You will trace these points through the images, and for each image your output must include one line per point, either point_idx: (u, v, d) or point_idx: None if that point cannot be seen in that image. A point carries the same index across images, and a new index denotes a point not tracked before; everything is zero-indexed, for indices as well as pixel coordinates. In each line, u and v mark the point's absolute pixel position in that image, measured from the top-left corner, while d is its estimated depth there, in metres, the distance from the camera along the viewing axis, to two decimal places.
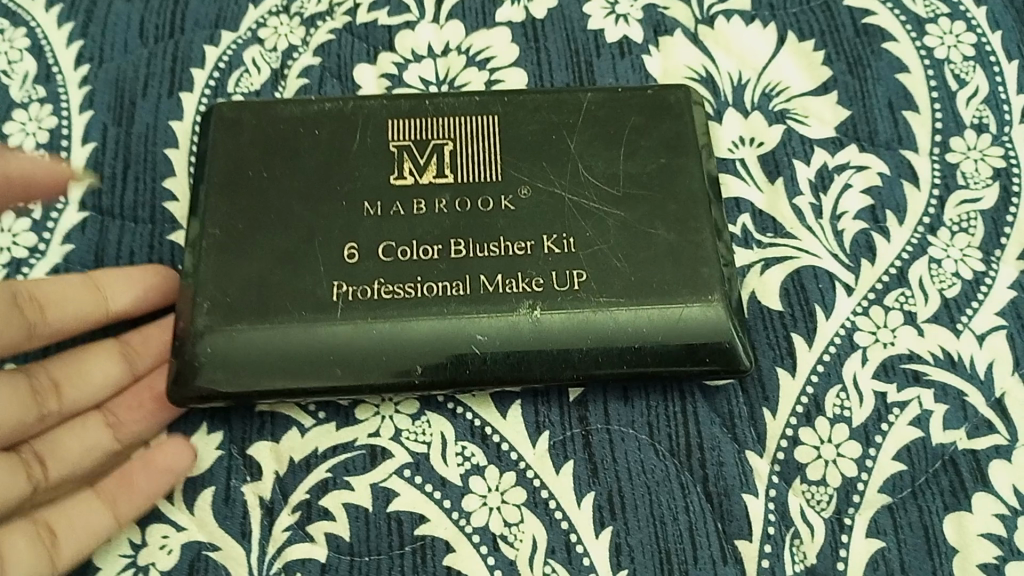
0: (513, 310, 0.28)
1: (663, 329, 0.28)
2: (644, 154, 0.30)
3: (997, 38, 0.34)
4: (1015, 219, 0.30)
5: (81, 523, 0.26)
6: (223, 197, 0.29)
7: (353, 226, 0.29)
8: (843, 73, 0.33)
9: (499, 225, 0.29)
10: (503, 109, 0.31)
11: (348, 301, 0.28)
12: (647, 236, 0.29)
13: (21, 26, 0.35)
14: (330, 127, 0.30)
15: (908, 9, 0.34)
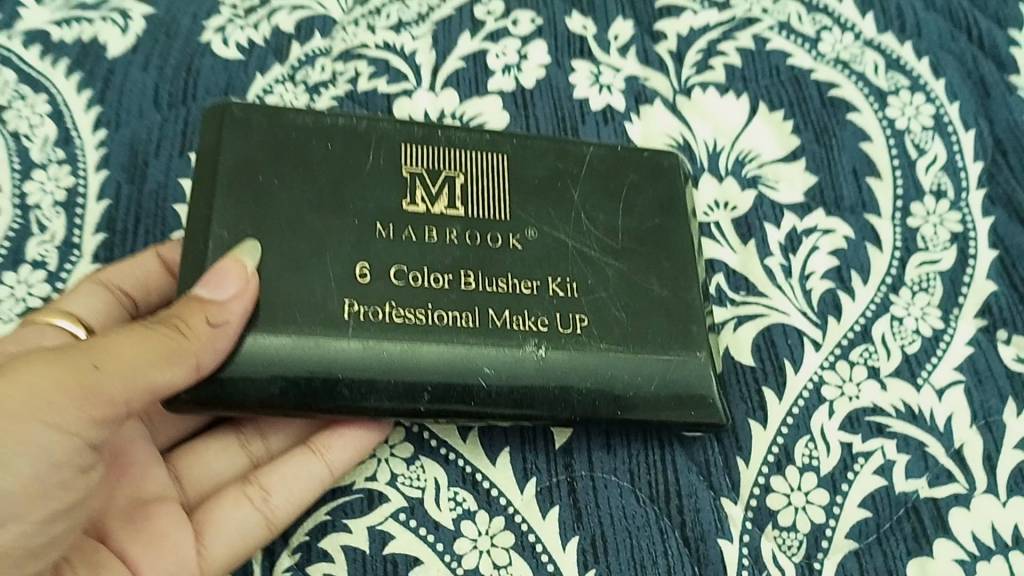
0: (519, 347, 0.29)
1: (656, 377, 0.29)
2: (643, 210, 0.32)
3: (954, 110, 0.36)
4: (972, 280, 0.33)
5: (300, 480, 0.29)
6: (230, 197, 0.29)
7: (364, 246, 0.29)
8: (811, 142, 0.35)
9: (506, 263, 0.30)
10: (513, 149, 0.32)
11: (359, 322, 0.28)
12: (643, 288, 0.31)
13: (42, 93, 0.37)
14: (342, 142, 0.31)
15: (871, 82, 0.37)
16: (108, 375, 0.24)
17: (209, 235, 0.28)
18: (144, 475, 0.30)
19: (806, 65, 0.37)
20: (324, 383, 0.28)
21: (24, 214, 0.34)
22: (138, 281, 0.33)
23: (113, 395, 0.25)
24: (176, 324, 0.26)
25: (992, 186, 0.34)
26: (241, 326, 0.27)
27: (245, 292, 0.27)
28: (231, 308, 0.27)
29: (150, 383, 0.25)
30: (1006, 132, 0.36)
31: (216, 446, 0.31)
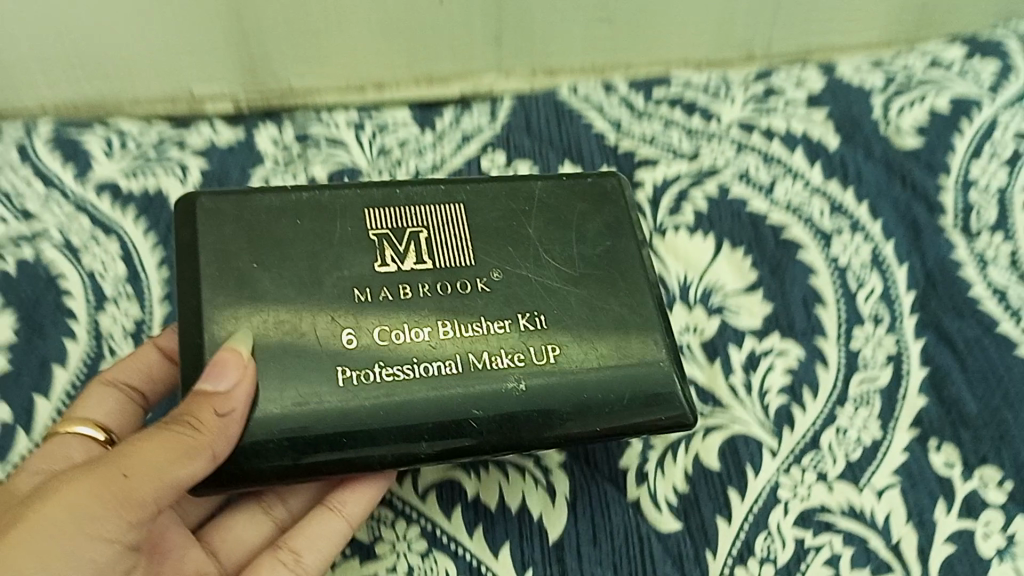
0: (499, 388, 0.33)
1: (626, 387, 0.34)
2: (594, 238, 0.36)
3: (888, 247, 0.42)
4: (906, 395, 0.38)
5: (325, 535, 0.34)
6: (219, 290, 0.33)
7: (348, 313, 0.33)
8: (767, 276, 0.42)
9: (476, 307, 0.34)
10: (466, 197, 0.36)
11: (357, 385, 0.32)
12: (603, 309, 0.35)
13: (113, 236, 0.44)
14: (309, 213, 0.34)
15: (817, 223, 0.43)
16: (136, 481, 0.29)
17: (203, 330, 0.32)
18: (180, 556, 0.34)
19: (762, 209, 0.44)
20: (328, 444, 0.31)
21: (99, 341, 0.41)
22: (143, 374, 0.38)
23: (145, 496, 0.29)
24: (189, 420, 0.30)
25: (923, 312, 0.40)
26: (246, 407, 0.31)
27: (243, 379, 0.31)
28: (234, 396, 0.30)
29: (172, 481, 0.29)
30: (935, 265, 0.42)
31: (241, 518, 0.36)
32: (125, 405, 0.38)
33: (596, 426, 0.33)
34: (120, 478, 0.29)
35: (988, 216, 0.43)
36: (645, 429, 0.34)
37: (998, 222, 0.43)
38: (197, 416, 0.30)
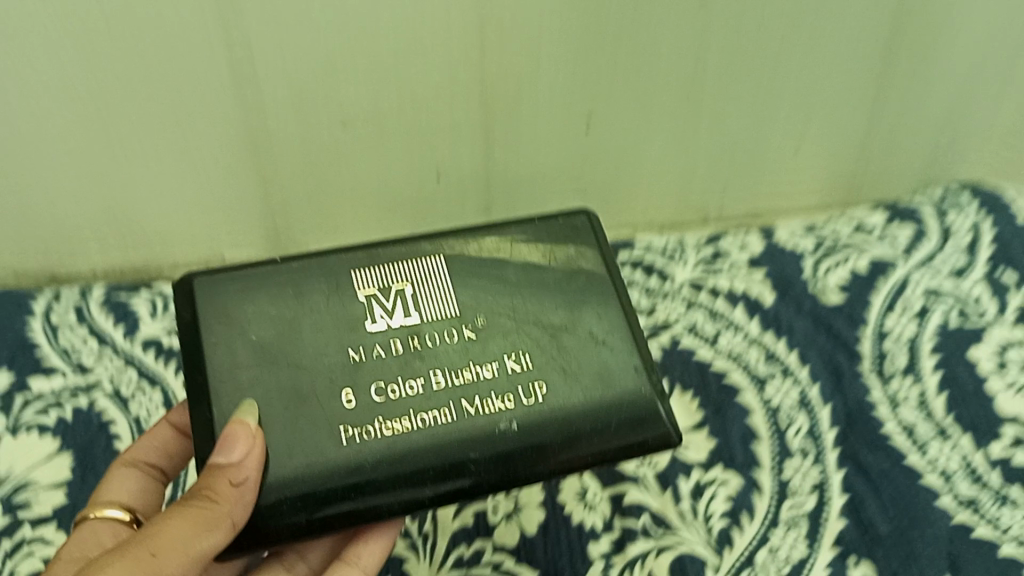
0: (492, 430, 0.34)
1: (615, 414, 0.35)
2: (569, 275, 0.37)
3: (814, 389, 0.49)
4: (828, 518, 0.45)
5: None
6: (224, 364, 0.34)
7: (346, 374, 0.34)
8: (710, 415, 0.49)
9: (465, 354, 0.35)
10: (446, 249, 0.37)
11: (360, 442, 0.34)
12: (587, 343, 0.36)
13: (155, 387, 0.52)
14: (302, 280, 0.36)
15: (753, 370, 0.51)
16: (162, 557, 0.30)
17: (214, 404, 0.34)
18: None
19: (707, 358, 0.51)
20: (335, 497, 0.33)
21: None
22: (161, 452, 0.43)
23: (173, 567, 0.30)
24: (206, 493, 0.32)
25: (843, 446, 0.47)
26: (258, 475, 0.33)
27: (252, 448, 0.32)
28: (245, 465, 0.32)
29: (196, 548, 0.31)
30: (854, 406, 0.49)
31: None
32: (150, 480, 0.42)
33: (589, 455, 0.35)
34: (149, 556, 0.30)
35: (899, 362, 0.51)
36: (634, 451, 0.36)
37: (908, 366, 0.51)
38: (214, 488, 0.32)
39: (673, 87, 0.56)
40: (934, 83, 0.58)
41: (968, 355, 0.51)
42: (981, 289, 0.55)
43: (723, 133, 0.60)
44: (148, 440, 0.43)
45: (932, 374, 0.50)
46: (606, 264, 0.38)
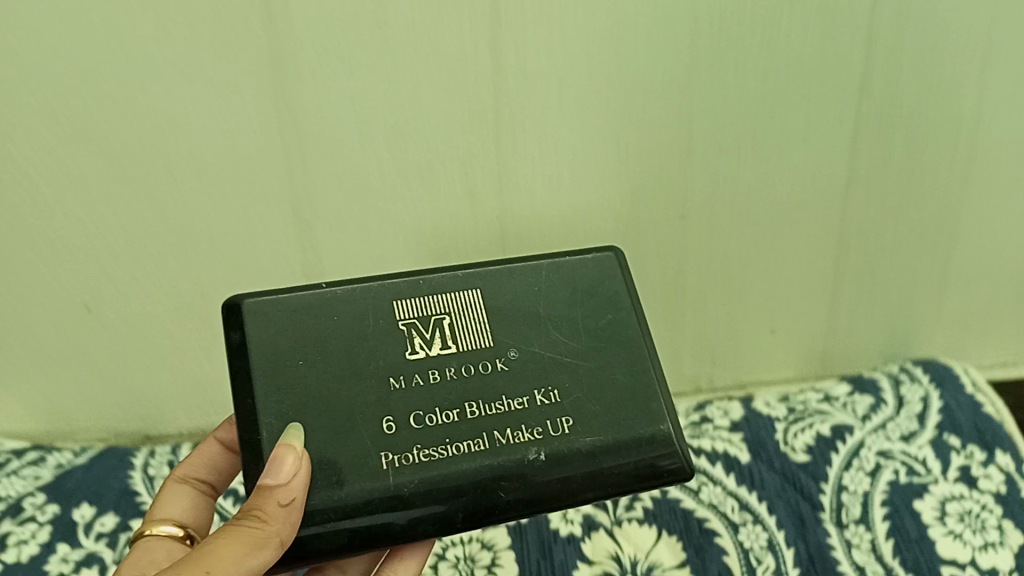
0: (522, 458, 0.39)
1: (632, 448, 0.40)
2: (595, 313, 0.42)
3: (780, 534, 0.59)
4: None
5: None
6: (271, 385, 0.38)
7: (385, 401, 0.39)
8: (692, 555, 0.58)
9: (498, 386, 0.40)
10: (482, 283, 0.42)
11: (397, 467, 0.37)
12: (608, 381, 0.41)
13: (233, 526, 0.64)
14: (344, 311, 0.40)
15: (729, 517, 0.60)
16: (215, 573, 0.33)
17: (261, 425, 0.37)
18: None
19: (691, 506, 0.61)
20: (370, 510, 0.37)
21: None
22: (208, 468, 0.49)
23: None
24: (257, 514, 0.35)
25: None
26: (302, 496, 0.36)
27: (298, 471, 0.36)
28: (291, 487, 0.36)
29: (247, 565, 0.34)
30: (815, 550, 0.58)
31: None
32: (199, 493, 0.48)
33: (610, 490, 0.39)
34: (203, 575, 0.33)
35: (854, 512, 0.60)
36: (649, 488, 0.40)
37: (861, 516, 0.60)
38: (264, 508, 0.35)
39: (669, 283, 0.72)
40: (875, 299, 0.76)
41: (913, 507, 0.60)
42: (928, 451, 0.65)
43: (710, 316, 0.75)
44: (198, 458, 0.49)
45: (882, 522, 0.60)
46: (625, 304, 0.43)
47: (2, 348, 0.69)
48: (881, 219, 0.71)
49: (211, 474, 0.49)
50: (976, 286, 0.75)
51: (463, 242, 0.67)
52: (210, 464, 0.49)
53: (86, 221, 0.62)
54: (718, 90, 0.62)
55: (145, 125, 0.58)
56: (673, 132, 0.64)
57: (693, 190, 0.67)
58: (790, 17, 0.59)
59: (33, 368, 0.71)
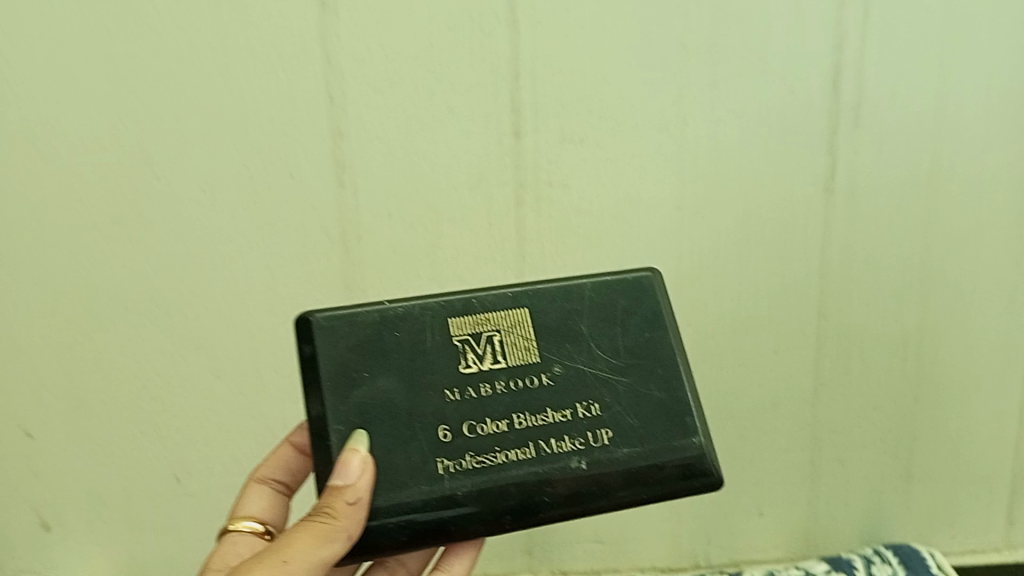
0: (565, 466, 0.46)
1: (668, 459, 0.47)
2: (634, 332, 0.49)
3: None
4: None
5: None
6: (340, 396, 0.45)
7: (441, 411, 0.46)
8: None
9: (543, 399, 0.47)
10: (529, 300, 0.48)
11: (451, 473, 0.45)
12: (645, 396, 0.48)
13: None
14: (405, 328, 0.47)
15: None
16: (292, 564, 0.41)
17: (331, 432, 0.45)
18: None
19: None
20: (429, 510, 0.45)
21: None
22: (284, 468, 0.59)
23: (301, 569, 0.41)
24: (327, 510, 0.43)
25: None
26: (367, 497, 0.44)
27: (363, 474, 0.44)
28: (358, 488, 0.43)
29: (320, 557, 0.41)
30: None
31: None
32: (276, 493, 0.59)
33: (648, 494, 0.47)
34: (281, 563, 0.41)
35: None
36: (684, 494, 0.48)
37: None
38: (333, 506, 0.43)
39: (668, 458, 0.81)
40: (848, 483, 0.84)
41: None
42: None
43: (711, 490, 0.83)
44: (273, 460, 0.59)
45: None
46: (667, 321, 0.50)
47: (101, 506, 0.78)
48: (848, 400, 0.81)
49: (288, 475, 0.59)
50: (944, 483, 0.85)
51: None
52: (285, 467, 0.59)
53: (187, 406, 0.76)
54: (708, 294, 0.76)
55: (245, 335, 0.74)
56: None
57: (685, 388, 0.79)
58: (758, 237, 0.75)
59: (117, 531, 0.79)
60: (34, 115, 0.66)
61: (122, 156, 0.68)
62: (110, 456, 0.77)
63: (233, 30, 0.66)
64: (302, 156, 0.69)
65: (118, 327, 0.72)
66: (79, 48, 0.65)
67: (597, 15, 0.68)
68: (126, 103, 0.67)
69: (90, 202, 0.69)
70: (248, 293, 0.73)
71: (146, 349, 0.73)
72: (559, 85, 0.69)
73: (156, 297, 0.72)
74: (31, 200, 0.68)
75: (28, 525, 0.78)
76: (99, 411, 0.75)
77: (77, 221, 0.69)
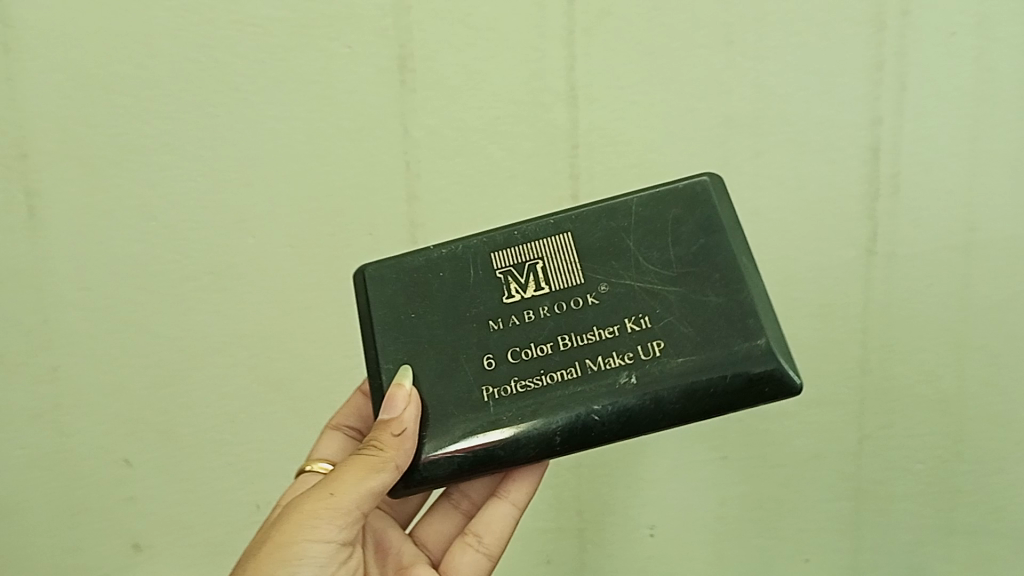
0: (614, 380, 0.55)
1: (732, 363, 0.54)
2: (686, 244, 0.57)
3: None
4: None
5: (496, 523, 0.67)
6: (390, 336, 0.57)
7: (485, 341, 0.57)
8: None
9: (589, 317, 0.56)
10: (573, 226, 0.58)
11: (497, 398, 0.56)
12: (700, 303, 0.55)
13: None
14: (449, 269, 0.59)
15: None
16: (338, 496, 0.55)
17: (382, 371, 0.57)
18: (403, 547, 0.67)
19: None
20: (476, 433, 0.55)
21: None
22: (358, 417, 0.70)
23: (346, 500, 0.55)
24: (376, 442, 0.55)
25: None
26: (413, 427, 0.55)
27: (407, 407, 0.55)
28: (402, 419, 0.55)
29: (364, 488, 0.54)
30: None
31: (441, 518, 0.70)
32: (353, 438, 0.69)
33: (706, 400, 0.54)
34: (329, 494, 0.55)
35: None
36: (750, 400, 0.55)
37: None
38: (382, 438, 0.54)
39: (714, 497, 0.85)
40: (893, 532, 0.85)
41: None
42: None
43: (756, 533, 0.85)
44: (350, 411, 0.70)
45: None
46: (722, 229, 0.57)
47: (187, 532, 0.84)
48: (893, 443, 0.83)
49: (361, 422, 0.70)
50: (990, 540, 0.84)
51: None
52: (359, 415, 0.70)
53: (268, 440, 0.82)
54: None
55: (322, 377, 0.80)
56: None
57: (727, 436, 0.83)
58: (800, 294, 0.79)
59: (199, 559, 0.85)
60: (148, 178, 0.76)
61: (221, 216, 0.77)
62: (196, 486, 0.83)
63: (323, 105, 0.75)
64: (378, 217, 0.77)
65: (209, 367, 0.80)
66: (190, 122, 0.75)
67: (649, 92, 0.74)
68: (226, 167, 0.76)
69: (190, 255, 0.78)
70: (326, 339, 0.80)
71: (233, 388, 0.81)
72: (611, 155, 0.76)
73: (244, 341, 0.80)
74: (139, 252, 0.78)
75: (120, 547, 0.85)
76: (188, 443, 0.82)
77: (181, 271, 0.78)
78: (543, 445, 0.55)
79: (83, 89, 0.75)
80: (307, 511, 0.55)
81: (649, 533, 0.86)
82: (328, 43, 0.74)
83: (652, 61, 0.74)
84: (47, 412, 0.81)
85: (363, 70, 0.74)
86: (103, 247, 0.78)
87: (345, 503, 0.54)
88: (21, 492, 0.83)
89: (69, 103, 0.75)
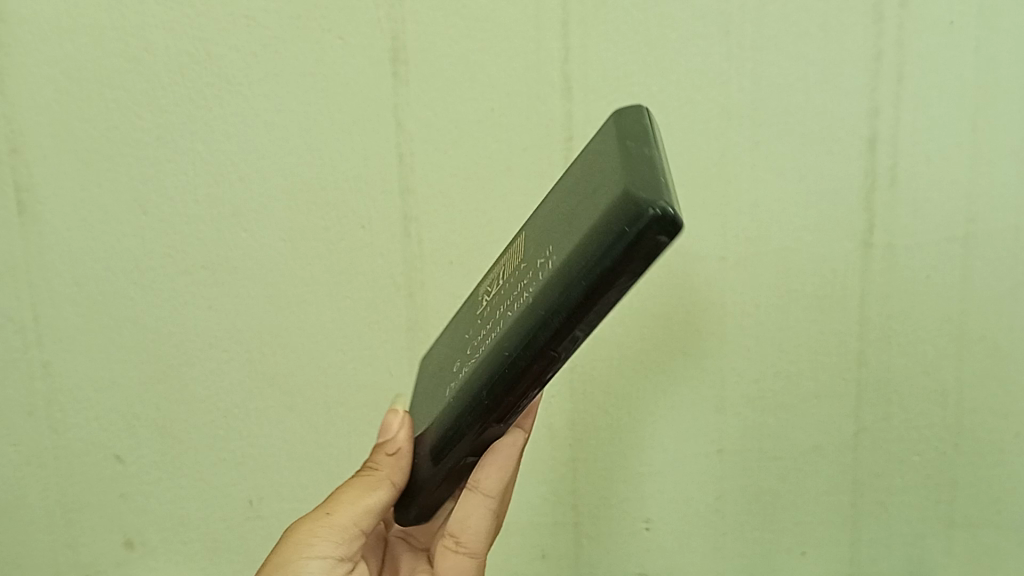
0: (515, 309, 0.48)
1: (586, 230, 0.43)
2: (596, 165, 0.51)
3: None
4: None
5: (474, 519, 0.62)
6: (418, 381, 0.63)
7: (462, 344, 0.57)
8: None
9: (518, 273, 0.52)
10: (538, 215, 0.57)
11: (453, 383, 0.53)
12: (586, 200, 0.47)
13: None
14: (463, 309, 0.63)
15: None
16: (334, 516, 0.59)
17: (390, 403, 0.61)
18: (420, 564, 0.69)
19: None
20: (437, 421, 0.54)
21: None
22: None
23: (341, 519, 0.59)
24: (374, 464, 0.59)
25: None
26: (408, 448, 0.58)
27: (402, 428, 0.58)
28: (397, 440, 0.58)
29: (358, 507, 0.58)
30: None
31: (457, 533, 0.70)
32: None
33: (565, 281, 0.43)
34: (326, 513, 0.59)
35: None
36: (614, 262, 0.42)
37: None
38: (379, 459, 0.58)
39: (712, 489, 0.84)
40: (892, 524, 0.85)
41: None
42: None
43: (754, 525, 0.85)
44: None
45: None
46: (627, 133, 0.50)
47: (181, 530, 0.84)
48: (891, 434, 0.82)
49: None
50: (990, 532, 0.84)
51: (538, 463, 0.84)
52: None
53: (262, 436, 0.81)
54: (748, 326, 0.80)
55: (317, 372, 0.80)
56: (710, 386, 0.81)
57: (727, 430, 0.82)
58: (797, 284, 0.79)
59: (194, 558, 0.85)
60: (140, 173, 0.76)
61: (214, 211, 0.76)
62: (190, 483, 0.82)
63: (316, 98, 0.74)
64: (373, 211, 0.76)
65: (202, 362, 0.79)
66: (180, 115, 0.74)
67: (646, 84, 0.74)
68: (219, 163, 0.75)
69: (183, 250, 0.77)
70: (320, 333, 0.79)
71: (227, 384, 0.80)
72: None
73: (237, 336, 0.79)
74: (131, 247, 0.77)
75: (114, 545, 0.84)
76: (182, 440, 0.81)
77: (174, 267, 0.77)
78: (475, 406, 0.49)
79: (72, 83, 0.74)
80: (307, 529, 0.60)
81: (646, 527, 0.86)
82: (320, 34, 0.73)
83: (649, 52, 0.73)
84: (40, 408, 0.81)
85: (357, 62, 0.73)
86: (95, 243, 0.77)
87: (341, 522, 0.59)
88: (15, 488, 0.83)
89: (60, 97, 0.74)
